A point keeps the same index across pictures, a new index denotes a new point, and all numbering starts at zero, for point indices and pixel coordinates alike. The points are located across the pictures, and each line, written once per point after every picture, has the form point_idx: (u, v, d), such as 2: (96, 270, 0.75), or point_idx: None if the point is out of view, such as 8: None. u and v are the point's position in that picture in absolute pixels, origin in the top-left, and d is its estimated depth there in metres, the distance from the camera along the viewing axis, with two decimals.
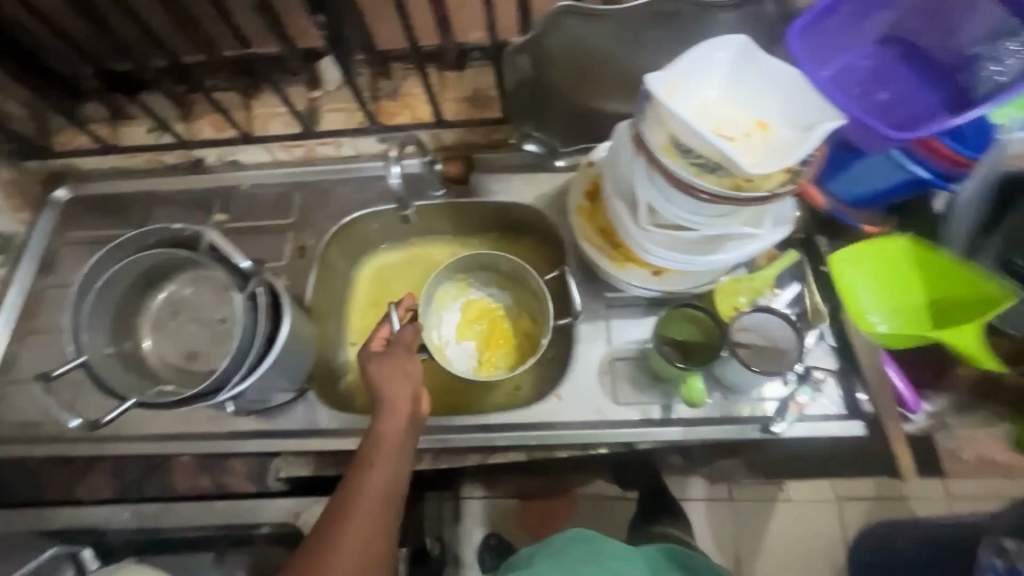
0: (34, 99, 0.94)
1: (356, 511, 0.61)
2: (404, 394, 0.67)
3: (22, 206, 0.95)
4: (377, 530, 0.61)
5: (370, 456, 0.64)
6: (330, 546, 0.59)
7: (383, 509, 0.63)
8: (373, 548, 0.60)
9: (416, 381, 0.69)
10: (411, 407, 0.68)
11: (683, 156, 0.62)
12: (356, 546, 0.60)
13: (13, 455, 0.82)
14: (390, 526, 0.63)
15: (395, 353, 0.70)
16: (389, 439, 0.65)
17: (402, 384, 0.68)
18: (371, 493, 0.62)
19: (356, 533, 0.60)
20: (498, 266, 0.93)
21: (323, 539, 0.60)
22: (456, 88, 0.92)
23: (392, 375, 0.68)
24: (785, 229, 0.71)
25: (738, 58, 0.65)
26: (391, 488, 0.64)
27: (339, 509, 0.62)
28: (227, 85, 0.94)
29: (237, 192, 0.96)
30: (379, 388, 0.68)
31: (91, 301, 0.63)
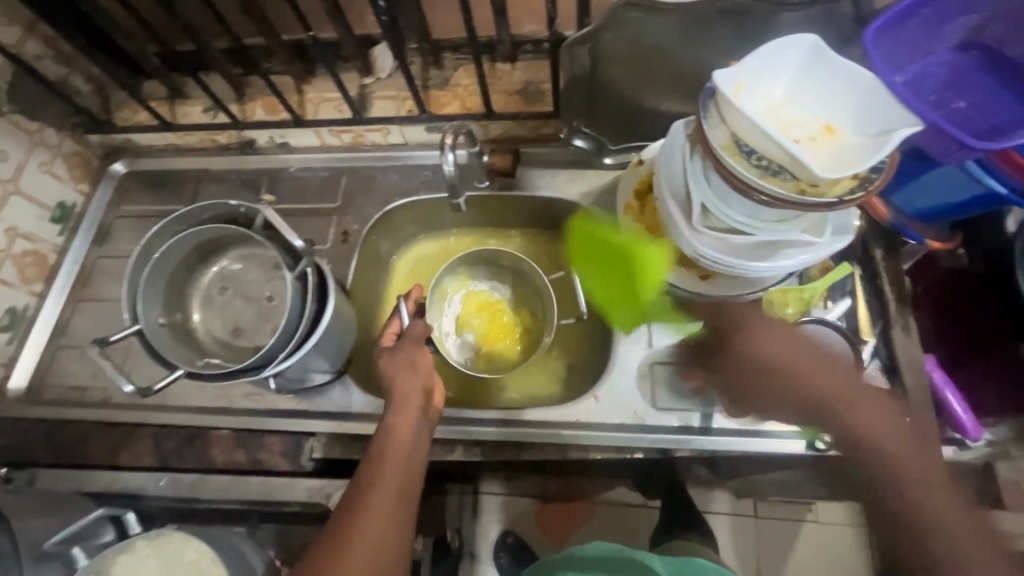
0: (98, 74, 0.96)
1: (371, 505, 0.59)
2: (414, 387, 0.66)
3: (82, 177, 0.99)
4: (392, 524, 0.59)
5: (381, 450, 0.63)
6: (344, 541, 0.57)
7: (398, 503, 0.61)
8: (389, 543, 0.59)
9: (425, 374, 0.68)
10: (424, 400, 0.67)
11: (746, 156, 0.60)
12: (372, 541, 0.58)
13: (62, 415, 0.86)
14: (405, 521, 0.61)
15: (405, 346, 0.70)
16: (400, 434, 0.64)
17: (411, 376, 0.67)
18: (385, 487, 0.60)
19: (371, 527, 0.58)
20: (499, 261, 0.92)
21: (338, 533, 0.58)
22: (508, 80, 0.91)
23: (403, 368, 0.68)
24: (848, 238, 0.68)
25: (810, 57, 0.62)
26: (405, 483, 0.62)
27: (353, 503, 0.60)
28: (282, 69, 0.95)
29: (284, 175, 0.99)
30: (391, 381, 0.67)
31: (149, 271, 0.66)
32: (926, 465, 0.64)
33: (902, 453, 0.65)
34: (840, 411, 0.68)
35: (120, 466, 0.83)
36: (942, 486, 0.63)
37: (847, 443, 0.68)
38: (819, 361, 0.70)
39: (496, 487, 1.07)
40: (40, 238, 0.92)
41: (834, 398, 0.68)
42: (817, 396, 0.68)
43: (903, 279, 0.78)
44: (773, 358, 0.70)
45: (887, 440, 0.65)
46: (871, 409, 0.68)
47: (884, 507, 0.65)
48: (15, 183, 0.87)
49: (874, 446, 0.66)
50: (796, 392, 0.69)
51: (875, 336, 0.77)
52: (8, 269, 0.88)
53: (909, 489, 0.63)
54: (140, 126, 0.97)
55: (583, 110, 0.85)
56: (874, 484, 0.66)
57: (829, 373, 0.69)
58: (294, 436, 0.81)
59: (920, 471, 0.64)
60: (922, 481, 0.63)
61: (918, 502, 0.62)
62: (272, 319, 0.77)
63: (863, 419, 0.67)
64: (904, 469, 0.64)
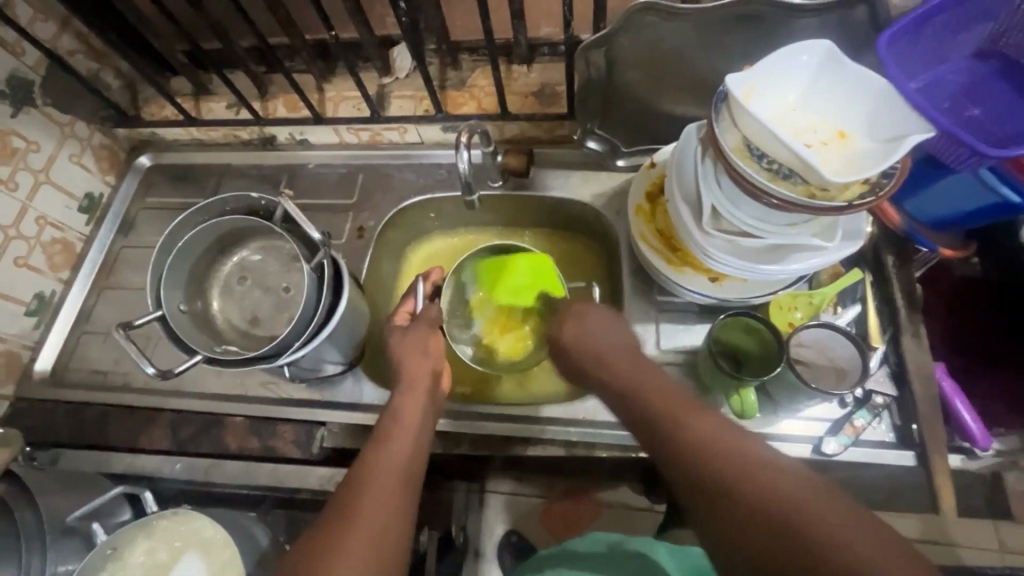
0: (129, 71, 1.00)
1: (378, 475, 0.59)
2: (424, 368, 0.70)
3: (110, 169, 1.02)
4: (398, 498, 0.58)
5: (391, 426, 0.64)
6: (350, 511, 0.56)
7: (405, 477, 0.60)
8: (396, 518, 0.56)
9: (434, 358, 0.72)
10: (431, 383, 0.70)
11: (757, 160, 0.61)
12: (378, 511, 0.56)
13: (85, 398, 0.89)
14: (410, 498, 0.59)
15: (420, 327, 0.73)
16: (408, 414, 0.66)
17: (421, 358, 0.70)
18: (394, 458, 0.61)
19: (378, 497, 0.57)
20: (522, 257, 0.89)
21: (345, 503, 0.56)
22: (524, 82, 0.92)
23: (414, 350, 0.71)
24: (858, 244, 0.68)
25: (822, 64, 0.63)
26: (413, 458, 0.62)
27: (360, 475, 0.59)
28: (304, 68, 0.98)
29: (303, 171, 1.01)
30: (402, 363, 0.70)
31: (173, 259, 0.68)
32: (761, 467, 0.46)
33: (708, 441, 0.49)
34: (658, 410, 0.54)
35: (138, 449, 0.85)
36: (817, 501, 0.42)
37: (670, 451, 0.51)
38: (618, 361, 0.62)
39: (503, 485, 1.03)
40: (69, 227, 0.96)
41: (657, 398, 0.55)
42: (669, 403, 0.54)
43: (915, 287, 0.77)
44: (623, 366, 0.61)
45: (692, 435, 0.50)
46: (692, 409, 0.53)
47: (753, 536, 0.43)
48: (46, 173, 0.90)
49: (677, 441, 0.51)
50: (659, 410, 0.54)
51: (886, 343, 0.77)
52: (38, 256, 0.92)
53: (762, 507, 0.43)
54: (165, 121, 1.01)
55: (597, 112, 0.87)
56: (727, 506, 0.45)
57: (627, 370, 0.60)
58: (306, 425, 0.83)
59: (736, 470, 0.46)
60: (799, 499, 0.43)
61: (768, 521, 0.43)
62: (289, 310, 0.79)
63: (732, 436, 0.49)
64: (702, 457, 0.48)
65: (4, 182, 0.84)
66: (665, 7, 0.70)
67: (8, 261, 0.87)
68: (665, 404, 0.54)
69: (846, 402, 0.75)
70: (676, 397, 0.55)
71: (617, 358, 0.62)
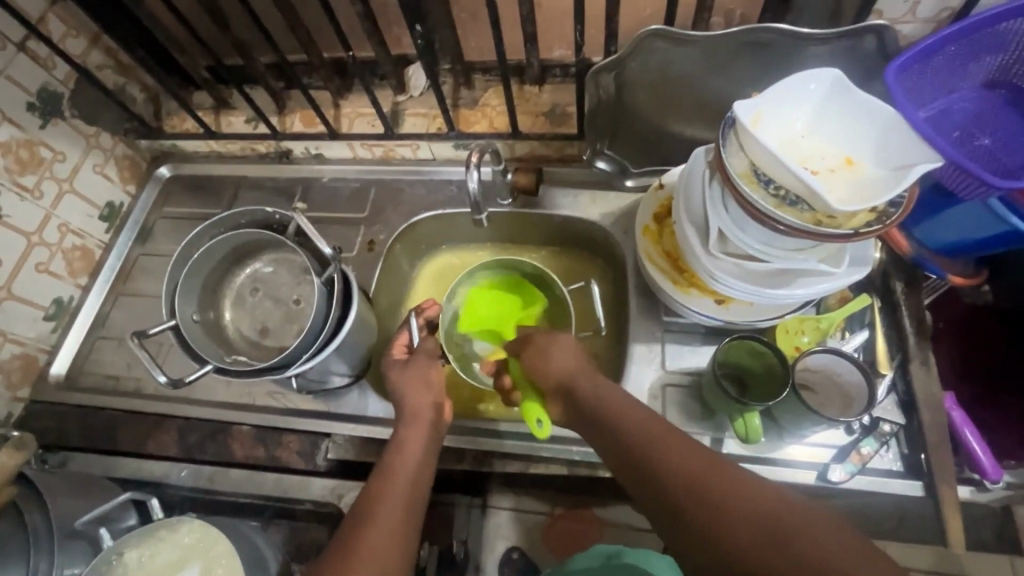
0: (154, 85, 1.03)
1: (382, 503, 0.60)
2: (426, 400, 0.70)
3: (131, 178, 1.05)
4: (402, 522, 0.59)
5: (394, 456, 0.65)
6: (357, 537, 0.57)
7: (407, 503, 0.61)
8: (399, 540, 0.57)
9: (438, 388, 0.72)
10: (434, 414, 0.70)
11: (764, 185, 0.61)
12: (381, 535, 0.57)
13: (98, 403, 0.91)
14: (415, 524, 0.60)
15: (418, 360, 0.74)
16: (410, 446, 0.66)
17: (423, 391, 0.70)
18: (397, 488, 0.62)
19: (384, 524, 0.58)
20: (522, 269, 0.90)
21: (353, 530, 0.58)
22: (536, 102, 0.94)
23: (416, 381, 0.71)
24: (866, 271, 0.68)
25: (830, 93, 0.63)
26: (414, 484, 0.63)
27: (365, 504, 0.60)
28: (322, 85, 1.00)
29: (317, 185, 1.03)
30: (403, 395, 0.70)
31: (188, 270, 0.70)
32: (766, 508, 0.45)
33: (710, 482, 0.48)
34: (655, 450, 0.53)
35: (147, 455, 0.87)
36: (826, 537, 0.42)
37: (671, 492, 0.50)
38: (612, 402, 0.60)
39: (506, 502, 0.99)
40: (89, 234, 0.98)
41: (656, 440, 0.54)
42: (664, 440, 0.54)
43: (922, 313, 0.77)
44: (612, 404, 0.60)
45: (694, 478, 0.49)
46: (693, 449, 0.52)
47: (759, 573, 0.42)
48: (71, 182, 0.93)
49: (675, 482, 0.50)
50: (653, 450, 0.53)
51: (894, 370, 0.76)
52: (59, 262, 0.94)
53: (766, 541, 0.43)
54: (187, 133, 1.03)
55: (606, 133, 0.88)
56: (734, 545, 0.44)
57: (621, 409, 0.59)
58: (311, 435, 0.84)
59: (739, 508, 0.45)
60: (807, 536, 0.42)
61: (774, 557, 0.42)
62: (299, 322, 0.80)
63: (734, 475, 0.48)
64: (703, 499, 0.48)
65: (30, 190, 0.87)
66: (675, 34, 0.71)
67: (30, 266, 0.89)
68: (664, 443, 0.53)
69: (852, 429, 0.74)
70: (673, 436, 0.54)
71: (606, 397, 0.61)
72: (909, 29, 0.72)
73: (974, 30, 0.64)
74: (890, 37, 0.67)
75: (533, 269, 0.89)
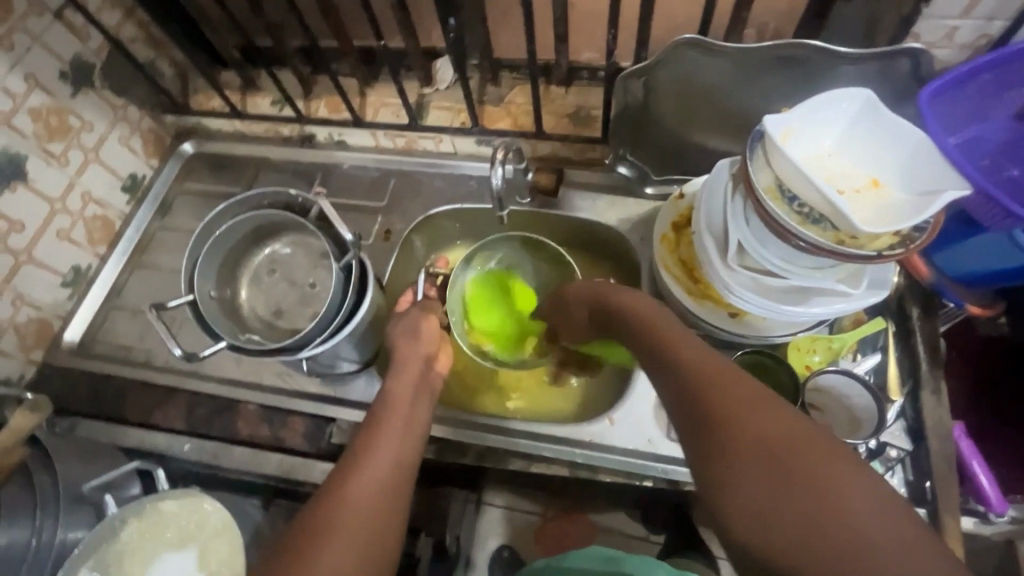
0: (183, 62, 1.04)
1: (367, 461, 0.60)
2: (416, 352, 0.72)
3: (155, 152, 1.06)
4: (388, 479, 0.59)
5: (384, 410, 0.66)
6: (344, 485, 0.58)
7: (396, 461, 0.61)
8: (378, 501, 0.57)
9: (426, 342, 0.73)
10: (422, 365, 0.71)
11: (788, 202, 0.61)
12: (363, 492, 0.57)
13: (108, 372, 0.92)
14: (407, 481, 0.61)
15: (412, 313, 0.76)
16: (401, 400, 0.67)
17: (413, 342, 0.72)
18: (386, 440, 0.62)
19: (370, 475, 0.59)
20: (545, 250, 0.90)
21: (339, 479, 0.58)
22: (561, 103, 0.93)
23: (406, 333, 0.73)
24: (884, 294, 0.68)
25: (861, 113, 0.63)
26: (403, 442, 0.63)
27: (352, 456, 0.61)
28: (349, 72, 1.00)
29: (337, 171, 1.04)
30: (394, 345, 0.73)
31: (209, 247, 0.71)
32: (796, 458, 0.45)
33: (741, 427, 0.47)
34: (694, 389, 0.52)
35: (154, 426, 0.87)
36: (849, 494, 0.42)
37: (704, 436, 0.49)
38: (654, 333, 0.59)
39: (500, 498, 1.00)
40: (110, 205, 0.99)
41: (696, 380, 0.52)
42: (702, 376, 0.52)
43: (938, 340, 0.75)
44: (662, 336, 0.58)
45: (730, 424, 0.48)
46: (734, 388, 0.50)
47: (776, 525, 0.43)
48: (96, 152, 0.94)
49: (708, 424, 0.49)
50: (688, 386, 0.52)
51: (905, 396, 0.75)
52: (79, 230, 0.95)
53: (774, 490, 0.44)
54: (212, 112, 1.04)
55: (629, 139, 0.88)
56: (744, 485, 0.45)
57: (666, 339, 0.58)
58: (316, 418, 0.84)
59: (766, 458, 0.45)
60: (836, 489, 0.42)
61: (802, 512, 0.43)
62: (312, 306, 0.80)
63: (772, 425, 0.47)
64: (735, 443, 0.47)
65: (56, 157, 0.88)
66: (708, 44, 0.71)
67: (51, 232, 0.90)
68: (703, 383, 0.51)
69: (856, 451, 0.71)
70: (711, 374, 0.52)
71: (654, 331, 0.59)
72: (946, 54, 0.71)
73: (1010, 60, 0.64)
74: (926, 59, 0.66)
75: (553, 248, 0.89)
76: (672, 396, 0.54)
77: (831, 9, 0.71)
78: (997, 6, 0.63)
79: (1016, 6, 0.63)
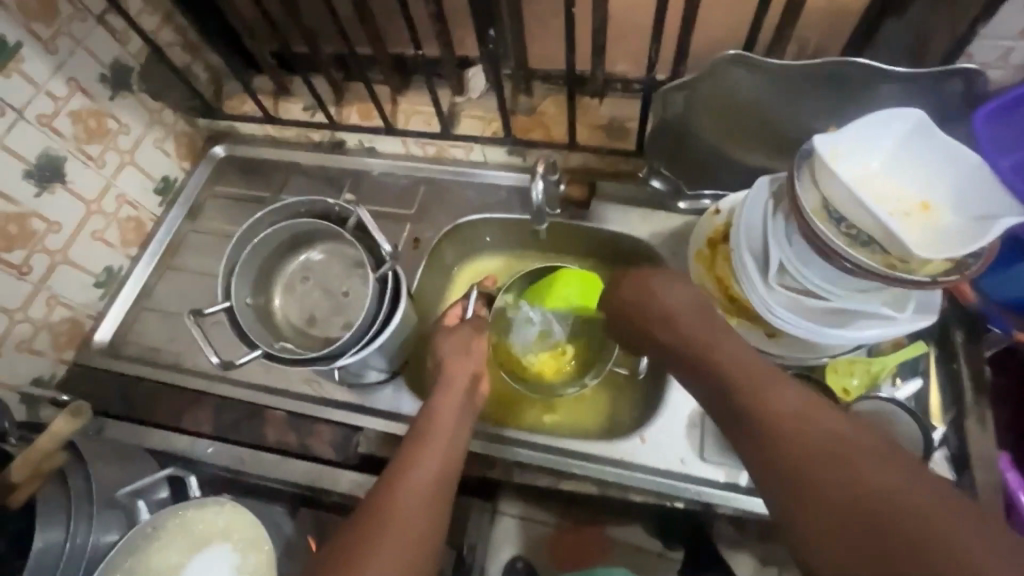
0: (218, 67, 1.05)
1: (414, 473, 0.60)
2: (463, 368, 0.72)
3: (187, 155, 1.06)
4: (433, 492, 0.59)
5: (426, 424, 0.66)
6: (387, 500, 0.57)
7: (441, 475, 0.61)
8: (426, 513, 0.57)
9: (477, 358, 0.74)
10: (468, 383, 0.71)
11: (836, 223, 0.60)
12: (410, 503, 0.57)
13: (137, 373, 0.92)
14: (449, 496, 0.61)
15: (463, 331, 0.76)
16: (446, 412, 0.68)
17: (464, 359, 0.73)
18: (429, 457, 0.62)
19: (415, 490, 0.58)
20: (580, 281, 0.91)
21: (386, 488, 0.59)
22: (594, 115, 0.92)
23: (456, 350, 0.74)
24: (931, 319, 0.66)
25: (911, 133, 0.62)
26: (447, 456, 0.63)
27: (395, 470, 0.60)
28: (383, 79, 1.00)
29: (366, 178, 1.04)
30: (444, 362, 0.73)
31: (246, 254, 0.71)
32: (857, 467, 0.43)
33: (789, 434, 0.47)
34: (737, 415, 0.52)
35: (181, 429, 0.88)
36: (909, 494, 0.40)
37: (762, 445, 0.48)
38: (701, 360, 0.59)
39: (515, 508, 0.98)
40: (144, 207, 1.00)
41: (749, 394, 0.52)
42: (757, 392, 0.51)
43: (982, 367, 0.74)
44: (711, 354, 0.58)
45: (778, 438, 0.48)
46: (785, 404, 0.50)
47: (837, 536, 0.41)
48: (132, 154, 0.95)
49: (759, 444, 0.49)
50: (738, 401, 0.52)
51: (947, 424, 0.73)
52: (113, 231, 0.96)
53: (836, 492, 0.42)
54: (245, 116, 1.04)
55: (665, 153, 0.87)
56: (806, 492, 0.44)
57: (717, 359, 0.57)
58: (344, 427, 0.84)
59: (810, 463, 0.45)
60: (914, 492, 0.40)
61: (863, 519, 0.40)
62: (345, 315, 0.80)
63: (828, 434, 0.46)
64: (795, 446, 0.46)
65: (94, 159, 0.89)
66: (753, 60, 0.70)
67: (85, 234, 0.91)
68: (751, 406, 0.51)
69: None
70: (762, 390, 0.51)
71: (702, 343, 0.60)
72: (999, 75, 0.70)
73: None
74: (980, 80, 0.64)
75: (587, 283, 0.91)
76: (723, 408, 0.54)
77: (880, 27, 0.70)
78: None
79: None
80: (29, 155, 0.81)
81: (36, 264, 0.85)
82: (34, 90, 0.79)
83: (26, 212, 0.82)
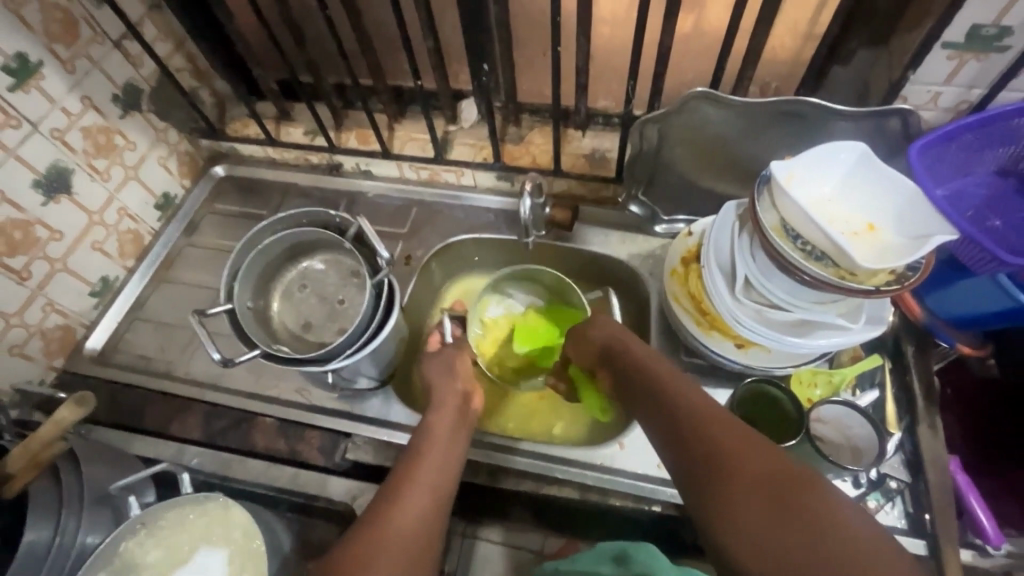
0: (225, 93, 1.11)
1: (418, 480, 0.65)
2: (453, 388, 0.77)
3: (187, 173, 1.11)
4: (433, 508, 0.63)
5: (425, 439, 0.71)
6: (385, 512, 0.61)
7: (436, 487, 0.65)
8: (424, 529, 0.61)
9: (462, 376, 0.79)
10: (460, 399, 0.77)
11: (793, 240, 0.67)
12: (409, 514, 0.61)
13: (126, 381, 0.94)
14: (447, 505, 0.65)
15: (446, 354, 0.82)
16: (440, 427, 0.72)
17: (450, 379, 0.78)
18: (428, 468, 0.67)
19: (412, 505, 0.62)
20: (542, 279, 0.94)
21: (387, 502, 0.62)
22: (576, 145, 1.00)
23: (443, 373, 0.79)
24: (882, 329, 0.72)
25: (858, 164, 0.70)
26: (445, 472, 0.67)
27: (395, 483, 0.65)
28: (380, 109, 1.06)
29: (362, 199, 1.10)
30: (433, 382, 0.79)
31: (249, 260, 0.75)
32: (809, 491, 0.52)
33: (739, 465, 0.55)
34: (692, 437, 0.60)
35: (169, 436, 0.89)
36: (842, 508, 0.51)
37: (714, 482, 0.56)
38: (659, 392, 0.67)
39: (496, 534, 1.00)
40: (143, 221, 1.03)
41: (696, 430, 0.60)
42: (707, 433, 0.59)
43: (931, 376, 0.80)
44: (664, 392, 0.66)
45: (728, 465, 0.56)
46: (733, 436, 0.58)
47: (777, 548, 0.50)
48: (136, 170, 1.00)
49: (708, 484, 0.57)
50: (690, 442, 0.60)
51: (902, 430, 0.79)
52: (112, 243, 0.99)
53: (773, 513, 0.51)
54: (247, 138, 1.09)
55: (642, 180, 0.94)
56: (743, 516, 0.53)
57: (677, 398, 0.65)
58: (332, 433, 0.86)
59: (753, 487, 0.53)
60: (821, 507, 0.51)
61: (800, 529, 0.50)
62: (340, 322, 0.84)
63: (765, 460, 0.55)
64: (735, 476, 0.55)
65: (100, 172, 0.93)
66: (720, 97, 0.78)
67: (86, 244, 0.94)
68: (702, 435, 0.59)
69: (859, 483, 0.75)
70: (708, 430, 0.60)
71: (652, 387, 0.68)
72: (931, 116, 0.80)
73: (989, 122, 0.72)
74: (913, 119, 0.72)
75: (552, 278, 0.92)
76: (669, 447, 0.62)
77: (827, 73, 0.79)
78: (975, 76, 0.72)
79: (991, 77, 0.72)
80: (39, 166, 0.84)
81: (35, 271, 0.87)
82: (50, 106, 0.84)
83: (31, 219, 0.85)
